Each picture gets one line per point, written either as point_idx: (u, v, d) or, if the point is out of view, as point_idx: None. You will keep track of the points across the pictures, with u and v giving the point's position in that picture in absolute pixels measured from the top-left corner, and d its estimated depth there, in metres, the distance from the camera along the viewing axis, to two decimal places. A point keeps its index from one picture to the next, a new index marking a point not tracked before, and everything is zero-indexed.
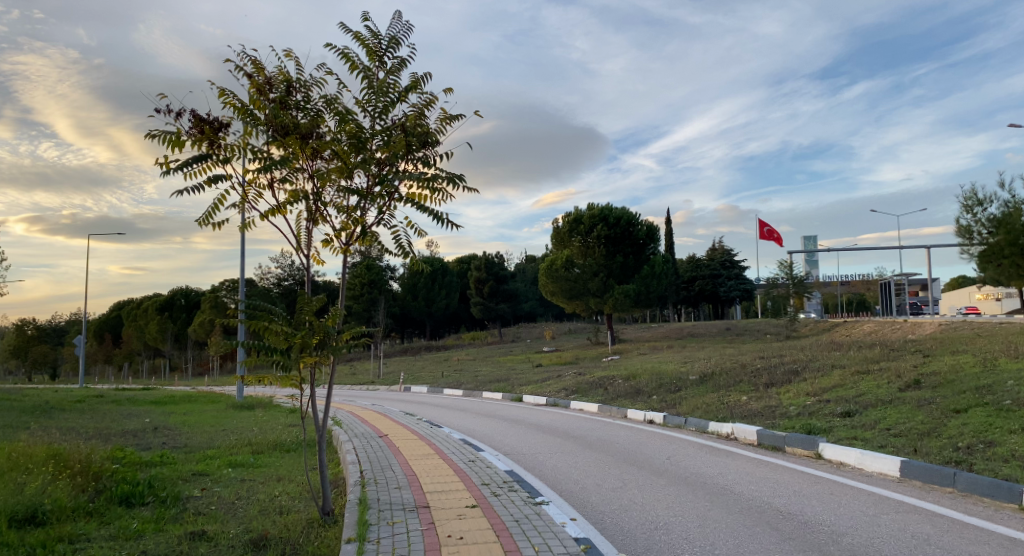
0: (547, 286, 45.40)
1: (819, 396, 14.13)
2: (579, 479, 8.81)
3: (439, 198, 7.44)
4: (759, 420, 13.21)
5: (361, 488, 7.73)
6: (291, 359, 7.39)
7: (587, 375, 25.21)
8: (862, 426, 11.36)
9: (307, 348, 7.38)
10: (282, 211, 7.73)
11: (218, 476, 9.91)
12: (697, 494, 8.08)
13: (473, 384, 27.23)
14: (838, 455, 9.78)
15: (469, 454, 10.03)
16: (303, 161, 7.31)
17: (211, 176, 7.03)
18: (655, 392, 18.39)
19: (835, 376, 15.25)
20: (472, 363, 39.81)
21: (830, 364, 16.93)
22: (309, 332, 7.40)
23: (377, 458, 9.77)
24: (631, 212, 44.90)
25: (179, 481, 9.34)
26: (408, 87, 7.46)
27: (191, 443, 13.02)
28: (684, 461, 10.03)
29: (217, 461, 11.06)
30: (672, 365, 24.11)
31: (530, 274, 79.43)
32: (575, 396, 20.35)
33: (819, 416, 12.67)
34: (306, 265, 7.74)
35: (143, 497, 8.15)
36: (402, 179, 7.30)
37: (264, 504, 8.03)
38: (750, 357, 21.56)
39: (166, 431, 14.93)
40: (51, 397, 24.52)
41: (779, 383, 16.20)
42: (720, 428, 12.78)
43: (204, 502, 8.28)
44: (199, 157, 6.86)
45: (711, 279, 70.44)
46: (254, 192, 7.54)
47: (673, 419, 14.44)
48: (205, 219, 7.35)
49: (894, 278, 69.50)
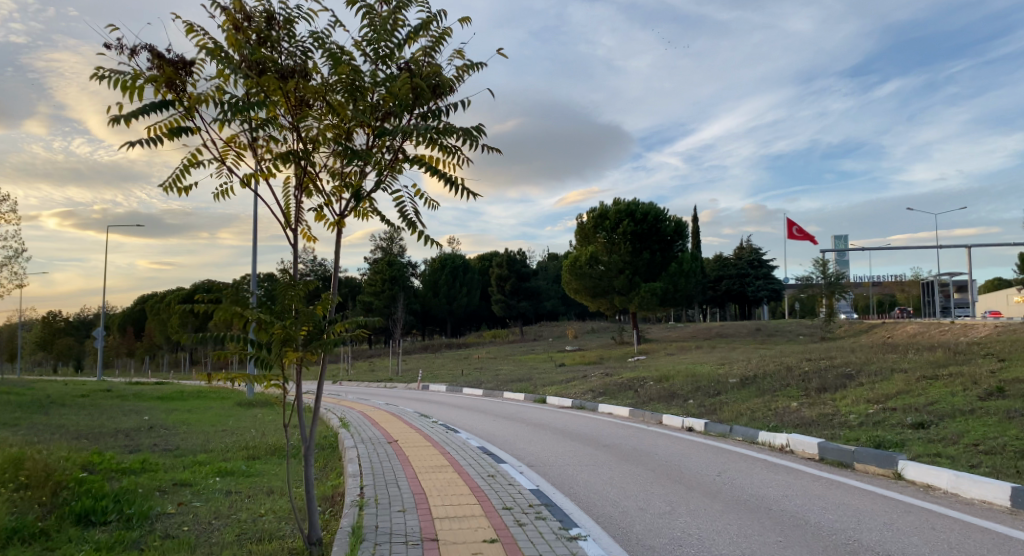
0: (571, 283, 43.99)
1: (882, 403, 12.59)
2: (619, 502, 7.44)
3: (454, 161, 6.11)
4: (816, 431, 11.71)
5: (358, 512, 6.42)
6: (270, 355, 6.01)
7: (615, 376, 23.66)
8: (942, 440, 9.87)
9: (292, 342, 6.03)
10: (266, 175, 6.46)
11: (202, 486, 8.68)
12: (763, 525, 6.72)
13: (494, 383, 25.96)
14: (925, 477, 8.29)
15: (488, 467, 8.67)
16: (289, 114, 6.04)
17: (175, 128, 5.74)
18: (692, 396, 16.96)
19: (898, 382, 13.67)
20: (493, 362, 38.60)
21: (888, 368, 15.33)
22: (295, 321, 6.06)
23: (383, 470, 8.44)
24: (659, 207, 43.31)
25: (154, 493, 8.11)
26: (418, 26, 6.10)
27: (184, 445, 11.87)
28: (738, 479, 8.61)
29: (206, 468, 9.84)
30: (707, 366, 22.63)
31: (553, 272, 78.20)
32: (604, 399, 18.87)
33: (886, 427, 11.18)
34: (292, 242, 6.35)
35: (106, 514, 6.95)
36: (408, 136, 5.98)
37: (242, 529, 6.70)
38: (794, 359, 19.93)
39: (162, 431, 13.76)
40: (59, 391, 23.67)
41: (832, 387, 14.68)
42: (773, 439, 11.31)
43: (175, 523, 7.00)
44: (159, 104, 5.55)
45: (739, 278, 68.49)
46: (233, 155, 6.29)
47: (717, 426, 12.99)
48: (172, 183, 5.98)
49: (932, 277, 66.75)
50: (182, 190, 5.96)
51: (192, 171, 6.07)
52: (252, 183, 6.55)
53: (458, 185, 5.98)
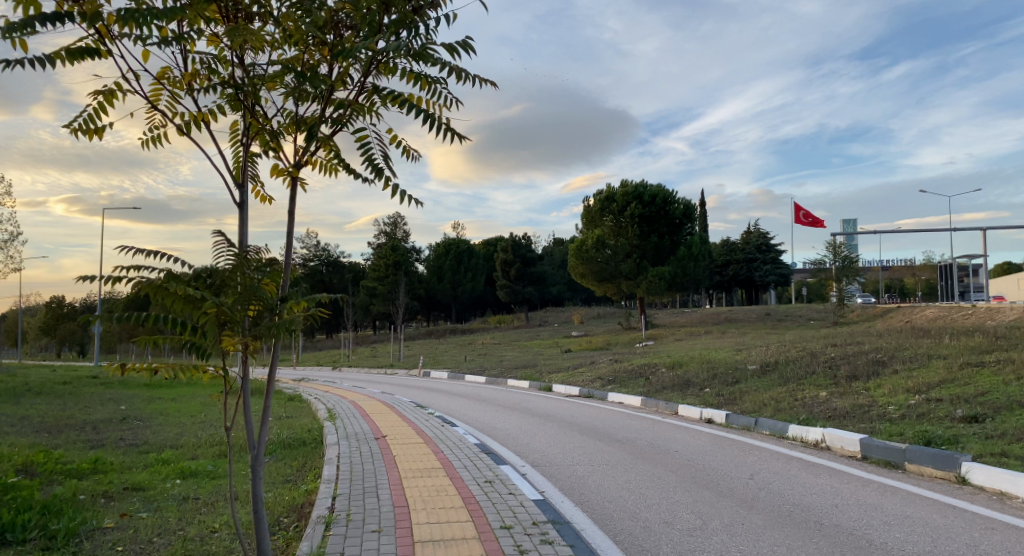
0: (577, 267, 42.65)
1: (924, 393, 11.38)
2: (639, 514, 6.29)
3: (437, 94, 4.85)
4: (853, 424, 10.51)
5: (323, 534, 5.27)
6: (206, 341, 4.70)
7: (625, 362, 22.45)
8: (1004, 437, 8.68)
9: (233, 325, 4.72)
10: (208, 116, 5.23)
11: (157, 491, 7.51)
12: (818, 546, 5.52)
13: (498, 370, 24.85)
14: (997, 482, 7.07)
15: (486, 471, 7.48)
16: (232, 37, 4.76)
17: (80, 50, 4.40)
18: (709, 384, 15.76)
19: (939, 370, 12.44)
20: (497, 348, 37.53)
21: (925, 354, 14.03)
22: (238, 302, 4.72)
23: (363, 475, 7.28)
24: (667, 189, 41.88)
25: (97, 502, 6.94)
26: None
27: (152, 440, 10.74)
28: (777, 484, 7.43)
29: (168, 467, 8.68)
30: (724, 352, 21.45)
31: (559, 256, 76.87)
32: (613, 387, 17.71)
33: (933, 420, 9.97)
34: (239, 201, 5.07)
35: (26, 531, 5.80)
36: (378, 60, 4.71)
37: (185, 549, 5.55)
38: (818, 345, 18.68)
39: (134, 423, 12.68)
40: (45, 378, 22.66)
41: (863, 376, 13.47)
42: (806, 434, 10.09)
43: (109, 542, 5.81)
44: (54, 16, 4.20)
45: (746, 263, 67.06)
46: (169, 92, 5.07)
47: (739, 419, 11.78)
48: (83, 124, 4.64)
49: (947, 262, 64.86)
50: (94, 131, 4.65)
51: (111, 109, 4.77)
52: (192, 129, 5.28)
53: (442, 127, 4.73)
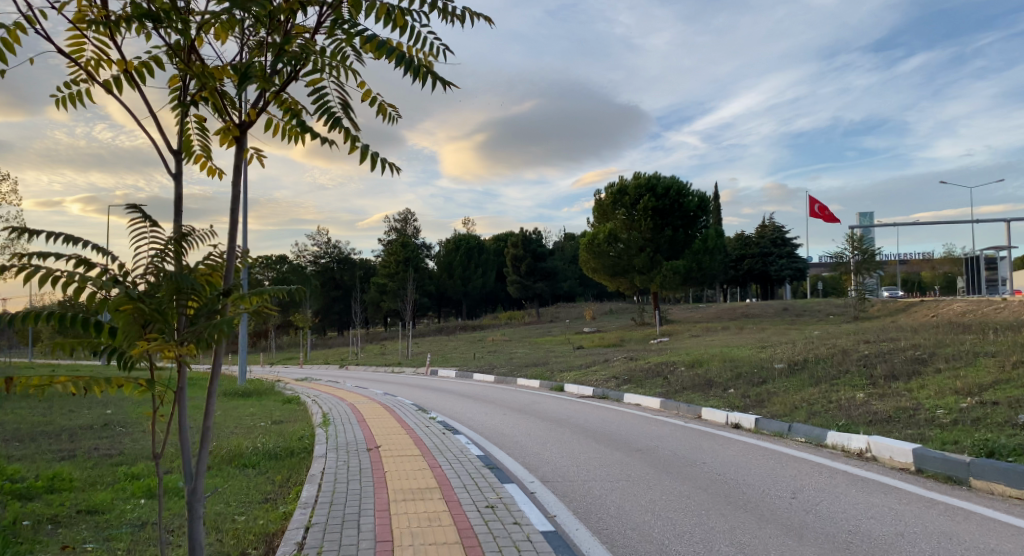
0: (588, 262, 41.76)
1: (977, 395, 10.29)
2: (668, 546, 5.29)
3: (413, 33, 3.87)
4: (899, 431, 9.43)
5: None
6: (122, 345, 3.73)
7: (641, 360, 21.42)
8: None
9: (159, 327, 3.76)
10: (140, 69, 4.25)
11: (115, 514, 6.59)
12: None
13: (507, 368, 23.87)
14: None
15: (489, 492, 6.49)
16: None
17: None
18: (733, 384, 14.71)
19: (991, 369, 11.30)
20: (507, 345, 36.51)
21: (971, 352, 12.89)
22: (168, 296, 3.79)
23: (347, 497, 6.31)
24: (681, 181, 40.66)
25: (39, 531, 6.00)
26: None
27: (128, 450, 9.84)
28: (827, 505, 6.39)
29: (135, 483, 7.77)
30: (746, 349, 20.37)
31: (570, 253, 75.70)
32: (629, 387, 16.70)
33: (992, 427, 8.88)
34: (176, 171, 4.11)
35: None
36: None
37: None
38: (848, 341, 17.53)
39: (114, 430, 11.76)
40: None
41: (903, 375, 12.38)
42: (848, 441, 9.05)
43: None
44: None
45: (762, 258, 65.61)
46: (91, 38, 4.10)
47: (770, 424, 10.74)
48: None
49: (970, 254, 63.16)
50: None
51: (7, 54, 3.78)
52: (117, 86, 4.29)
53: (422, 72, 3.78)
